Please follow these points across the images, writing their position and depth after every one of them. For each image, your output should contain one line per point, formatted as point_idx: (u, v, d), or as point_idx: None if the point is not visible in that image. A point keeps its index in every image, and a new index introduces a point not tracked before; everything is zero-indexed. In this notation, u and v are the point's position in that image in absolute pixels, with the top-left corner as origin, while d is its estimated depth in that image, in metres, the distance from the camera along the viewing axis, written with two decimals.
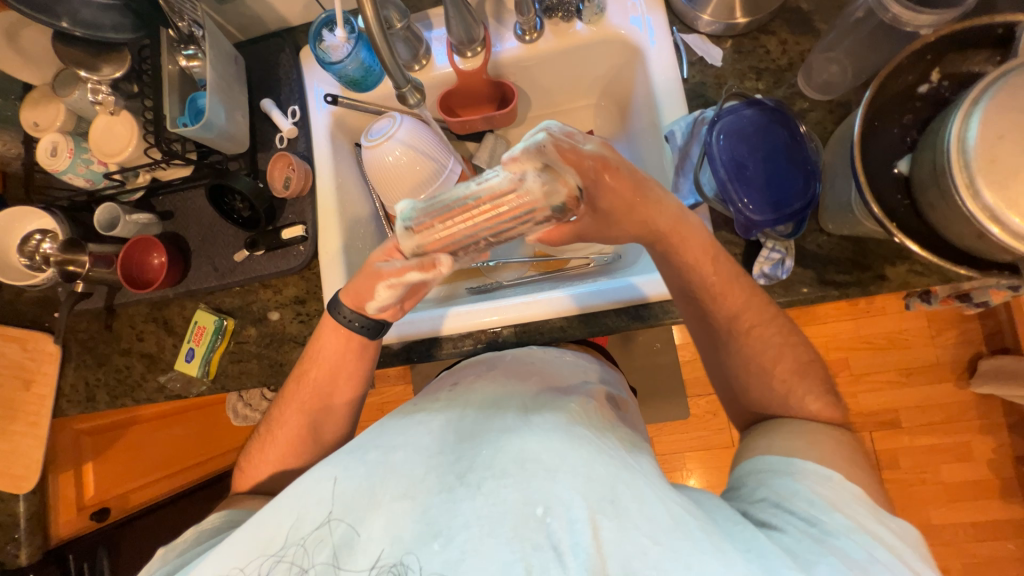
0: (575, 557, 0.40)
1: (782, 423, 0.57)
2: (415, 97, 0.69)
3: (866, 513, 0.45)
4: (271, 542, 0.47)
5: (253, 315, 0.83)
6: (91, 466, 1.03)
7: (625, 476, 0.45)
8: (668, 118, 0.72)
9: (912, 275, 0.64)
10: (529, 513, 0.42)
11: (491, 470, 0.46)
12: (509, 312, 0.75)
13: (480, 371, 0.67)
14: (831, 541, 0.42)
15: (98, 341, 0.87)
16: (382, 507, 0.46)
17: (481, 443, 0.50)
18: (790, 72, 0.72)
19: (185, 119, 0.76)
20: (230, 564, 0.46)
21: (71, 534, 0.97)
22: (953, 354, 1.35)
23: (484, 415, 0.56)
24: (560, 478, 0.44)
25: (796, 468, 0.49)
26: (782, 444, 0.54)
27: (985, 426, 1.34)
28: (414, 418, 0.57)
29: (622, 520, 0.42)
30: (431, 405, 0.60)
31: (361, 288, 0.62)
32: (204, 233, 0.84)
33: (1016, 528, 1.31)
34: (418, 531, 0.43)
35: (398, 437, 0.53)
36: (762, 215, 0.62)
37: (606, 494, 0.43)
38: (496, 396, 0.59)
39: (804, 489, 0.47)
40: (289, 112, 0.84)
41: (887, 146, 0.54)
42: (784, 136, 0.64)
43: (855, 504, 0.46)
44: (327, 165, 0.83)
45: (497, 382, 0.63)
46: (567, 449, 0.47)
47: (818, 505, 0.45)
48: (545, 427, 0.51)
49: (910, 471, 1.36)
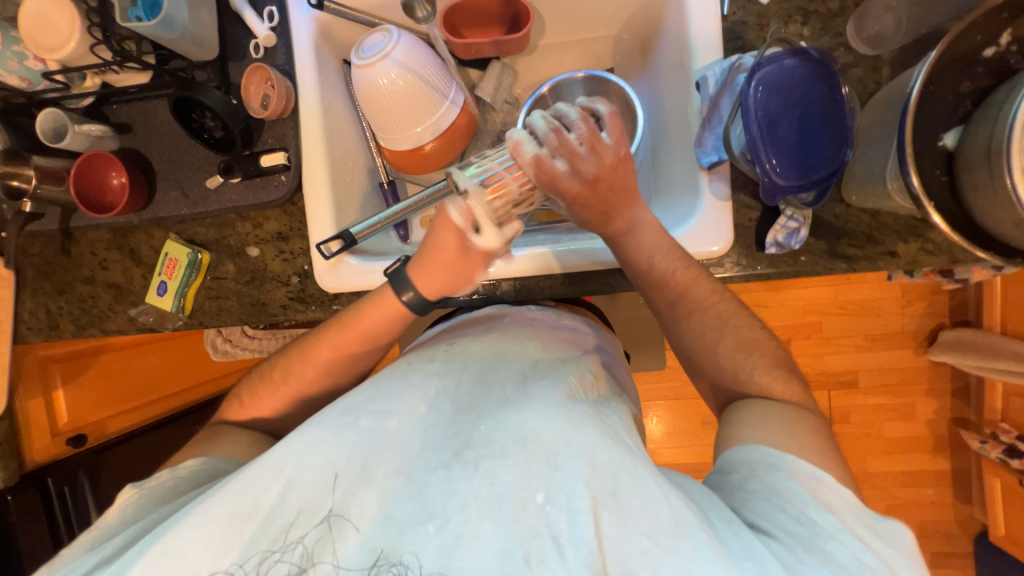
0: (575, 552, 0.42)
1: (766, 412, 0.58)
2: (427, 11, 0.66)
3: (854, 517, 0.47)
4: (259, 506, 0.46)
5: (230, 250, 0.76)
6: (63, 393, 1.00)
7: (628, 464, 0.46)
8: (699, 62, 0.66)
9: (921, 254, 0.64)
10: (529, 498, 0.44)
11: (489, 449, 0.46)
12: (506, 265, 0.70)
13: (478, 333, 0.65)
14: (821, 546, 0.44)
15: (57, 267, 0.80)
16: (375, 482, 0.46)
17: (482, 416, 0.50)
18: (840, 17, 0.64)
19: (139, 12, 0.65)
20: (216, 529, 0.46)
21: (47, 460, 0.96)
22: (919, 323, 1.41)
23: (481, 381, 0.55)
24: (562, 464, 0.45)
25: (788, 465, 0.50)
26: (776, 432, 0.54)
27: (932, 390, 1.44)
28: (409, 378, 0.55)
29: (622, 516, 0.43)
30: (426, 364, 0.57)
31: (432, 261, 0.60)
32: (170, 153, 0.74)
33: (938, 478, 1.47)
34: (413, 512, 0.44)
35: (393, 401, 0.51)
36: (787, 180, 0.58)
37: (608, 485, 0.44)
38: (493, 363, 0.58)
39: (796, 489, 0.48)
40: (266, 14, 0.72)
41: (936, 116, 0.50)
42: (824, 93, 0.58)
43: (849, 509, 0.47)
44: (312, 83, 0.72)
45: (496, 343, 0.61)
46: (571, 431, 0.47)
47: (809, 506, 0.47)
48: (543, 401, 0.51)
49: (858, 426, 1.48)
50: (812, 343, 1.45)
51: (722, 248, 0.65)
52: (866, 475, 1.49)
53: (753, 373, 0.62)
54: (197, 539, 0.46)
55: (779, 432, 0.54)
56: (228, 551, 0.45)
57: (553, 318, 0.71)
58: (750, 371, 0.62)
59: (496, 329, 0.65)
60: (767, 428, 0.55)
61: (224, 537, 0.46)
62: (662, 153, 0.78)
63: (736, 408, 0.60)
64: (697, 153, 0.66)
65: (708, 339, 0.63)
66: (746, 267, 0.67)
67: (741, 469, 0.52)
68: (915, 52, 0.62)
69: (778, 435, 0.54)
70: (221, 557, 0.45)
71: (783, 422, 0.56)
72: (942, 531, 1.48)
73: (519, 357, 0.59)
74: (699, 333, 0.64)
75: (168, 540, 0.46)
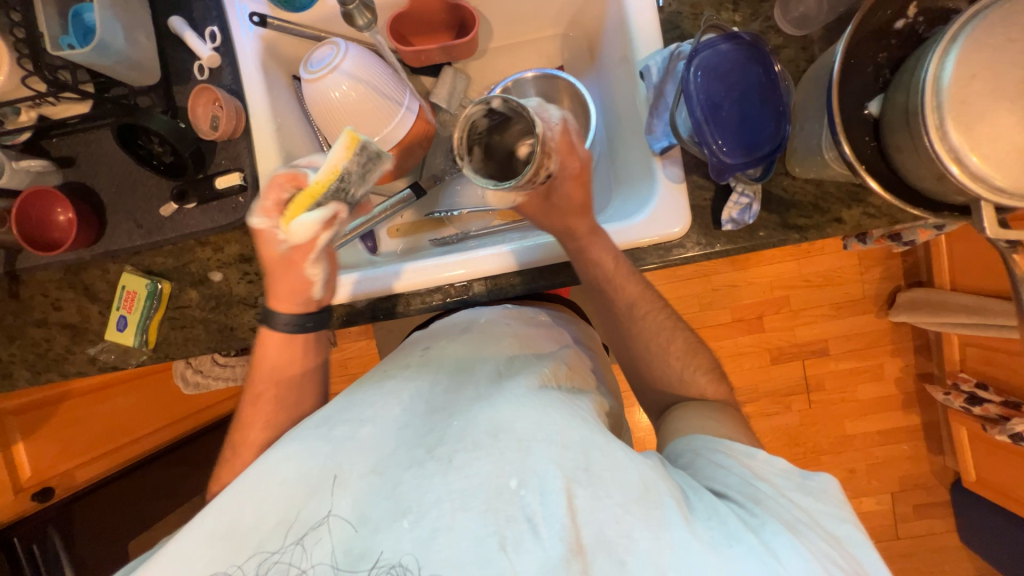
0: (549, 528, 0.43)
1: (700, 409, 0.62)
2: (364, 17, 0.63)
3: (786, 482, 0.50)
4: (237, 525, 0.46)
5: (191, 277, 0.74)
6: (23, 446, 0.95)
7: (599, 440, 0.47)
8: (640, 53, 0.68)
9: (865, 218, 0.67)
10: (503, 485, 0.44)
11: (463, 443, 0.47)
12: (476, 265, 0.70)
13: (450, 334, 0.65)
14: (767, 504, 0.47)
15: (4, 313, 0.76)
16: (348, 485, 0.46)
17: (453, 413, 0.51)
18: (767, 3, 0.68)
19: (70, 40, 0.64)
20: (200, 551, 0.45)
21: (10, 518, 0.91)
22: (877, 288, 1.49)
23: (456, 380, 0.56)
24: (532, 448, 0.46)
25: (725, 446, 0.54)
26: (715, 422, 0.59)
27: (896, 350, 1.52)
28: (383, 385, 0.55)
29: (595, 488, 0.44)
30: (402, 371, 0.58)
31: (285, 283, 0.58)
32: (119, 184, 0.72)
33: (910, 432, 1.54)
34: (384, 510, 0.44)
35: (368, 408, 0.52)
36: (733, 158, 0.61)
37: (581, 461, 0.45)
38: (464, 359, 0.59)
39: (736, 462, 0.52)
40: (207, 34, 0.71)
41: (859, 86, 0.53)
42: (759, 74, 0.62)
43: (782, 476, 0.50)
44: (262, 100, 0.71)
45: (466, 342, 0.62)
46: (541, 416, 0.48)
47: (747, 475, 0.50)
48: (518, 393, 0.51)
49: (833, 392, 1.54)
50: (781, 316, 1.51)
51: (682, 229, 0.68)
52: (845, 438, 1.55)
53: (695, 373, 0.66)
54: (176, 562, 0.45)
55: (718, 424, 0.58)
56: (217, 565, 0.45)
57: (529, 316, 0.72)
58: (692, 372, 0.66)
59: (471, 331, 0.65)
60: (702, 421, 0.60)
61: (203, 554, 0.45)
62: (617, 144, 0.81)
63: (671, 413, 0.65)
64: (649, 141, 0.69)
65: (663, 337, 0.67)
66: (706, 245, 0.69)
67: (683, 458, 0.55)
68: (838, 30, 0.66)
69: (714, 424, 0.59)
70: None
71: (715, 415, 0.61)
72: (920, 483, 1.55)
73: (489, 350, 0.61)
74: (655, 332, 0.67)
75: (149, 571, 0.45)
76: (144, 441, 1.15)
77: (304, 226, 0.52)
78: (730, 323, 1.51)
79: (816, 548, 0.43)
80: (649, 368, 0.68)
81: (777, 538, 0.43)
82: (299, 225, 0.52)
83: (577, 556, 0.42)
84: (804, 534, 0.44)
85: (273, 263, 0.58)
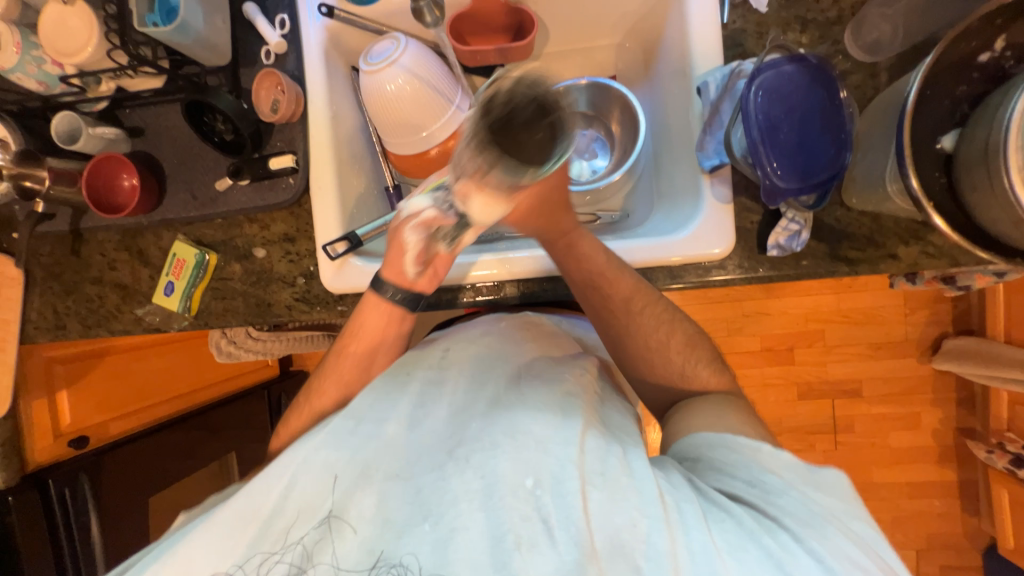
0: (564, 531, 0.45)
1: (700, 405, 0.61)
2: (433, 15, 0.71)
3: (793, 474, 0.49)
4: (259, 513, 0.49)
5: (237, 251, 0.77)
6: (65, 395, 1.00)
7: (615, 449, 0.50)
8: (699, 69, 0.67)
9: (923, 257, 0.64)
10: (519, 484, 0.47)
11: (479, 443, 0.50)
12: (505, 266, 0.70)
13: (472, 335, 0.66)
14: (778, 502, 0.46)
15: (65, 268, 0.81)
16: (372, 484, 0.49)
17: (474, 417, 0.53)
18: (838, 26, 0.66)
19: (155, 18, 0.66)
20: (218, 534, 0.48)
21: (50, 460, 0.96)
22: (921, 332, 1.41)
23: (476, 382, 0.58)
24: (551, 450, 0.48)
25: (729, 441, 0.52)
26: (719, 417, 0.57)
27: (937, 400, 1.43)
28: (403, 381, 0.57)
29: (610, 493, 0.46)
30: (422, 370, 0.59)
31: (394, 254, 0.63)
32: (181, 155, 0.76)
33: (944, 489, 1.45)
34: (409, 513, 0.47)
35: (389, 407, 0.54)
36: (787, 182, 0.59)
37: (597, 467, 0.48)
38: (487, 364, 0.61)
39: (742, 457, 0.51)
40: (277, 21, 0.74)
41: (934, 118, 0.51)
42: (823, 98, 0.59)
43: (789, 469, 0.49)
44: (320, 88, 0.74)
45: (486, 343, 0.64)
46: (560, 423, 0.51)
47: (754, 472, 0.49)
48: (536, 400, 0.54)
49: (863, 435, 1.46)
50: (814, 350, 1.45)
51: (723, 250, 0.66)
52: (871, 486, 1.47)
53: (697, 368, 0.65)
54: (199, 548, 0.48)
55: (721, 419, 0.57)
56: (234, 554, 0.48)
57: (564, 325, 0.74)
58: (694, 367, 0.65)
59: (492, 333, 0.66)
60: (705, 416, 0.58)
61: (226, 539, 0.48)
62: (664, 158, 0.79)
63: (675, 409, 0.63)
64: (699, 157, 0.68)
65: (662, 331, 0.65)
66: (748, 269, 0.67)
67: (688, 460, 0.54)
68: (913, 58, 0.63)
69: (716, 417, 0.57)
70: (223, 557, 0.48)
71: (716, 408, 0.59)
72: (950, 544, 1.45)
73: (515, 357, 0.62)
74: (653, 328, 0.65)
75: (179, 550, 0.48)
76: (173, 402, 1.20)
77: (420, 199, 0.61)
78: (758, 351, 1.46)
79: (830, 543, 0.43)
80: (652, 363, 0.66)
81: (788, 538, 0.43)
82: (420, 200, 0.61)
83: (592, 559, 0.44)
84: (815, 527, 0.44)
85: (393, 238, 0.63)
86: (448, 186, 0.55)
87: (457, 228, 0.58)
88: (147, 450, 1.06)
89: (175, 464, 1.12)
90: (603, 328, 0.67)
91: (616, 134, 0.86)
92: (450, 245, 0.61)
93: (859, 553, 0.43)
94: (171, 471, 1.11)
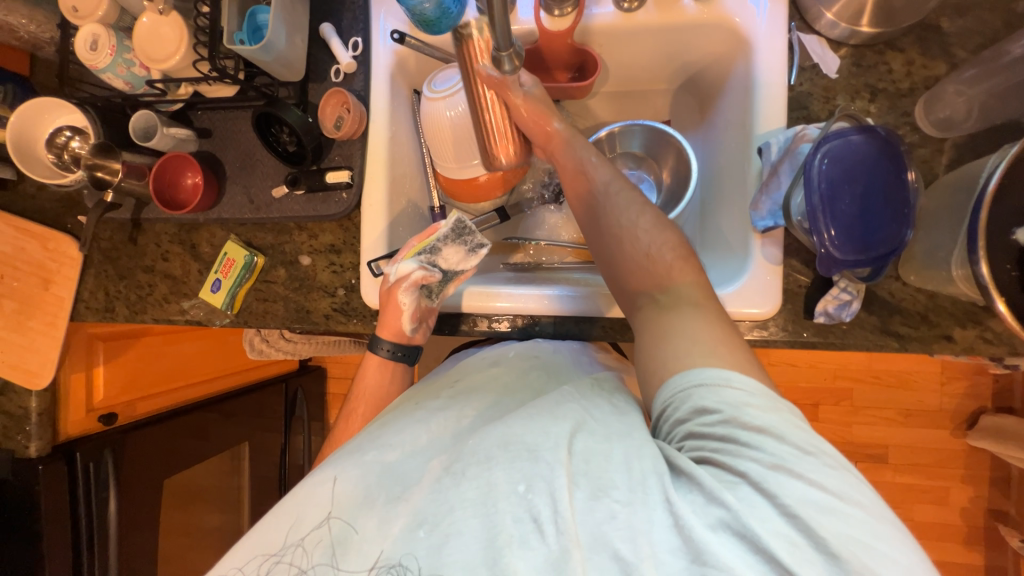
0: (554, 530, 0.43)
1: (671, 322, 0.54)
2: (512, 65, 0.57)
3: (762, 407, 0.44)
4: (272, 534, 0.49)
5: (283, 257, 0.79)
6: (102, 370, 1.03)
7: (601, 448, 0.48)
8: (761, 127, 0.67)
9: (979, 342, 0.62)
10: (510, 489, 0.45)
11: (476, 456, 0.48)
12: (534, 304, 0.71)
13: (483, 368, 0.69)
14: (749, 451, 0.42)
15: (121, 253, 0.85)
16: (375, 508, 0.48)
17: (473, 435, 0.53)
18: (908, 98, 0.65)
19: (243, 36, 0.70)
20: (236, 555, 0.50)
21: (80, 433, 0.99)
22: (957, 404, 1.35)
23: (484, 415, 0.58)
24: (540, 455, 0.47)
25: (697, 381, 0.47)
26: (693, 344, 0.51)
27: (969, 477, 1.36)
28: (413, 416, 0.58)
29: (594, 489, 0.44)
30: (432, 401, 0.62)
31: (390, 315, 0.71)
32: (243, 160, 0.79)
33: (969, 573, 1.37)
34: (408, 523, 0.46)
35: (398, 435, 0.55)
36: (844, 252, 0.57)
37: (582, 466, 0.46)
38: (496, 396, 0.62)
39: (715, 399, 0.45)
40: (350, 43, 0.78)
41: (1011, 208, 0.49)
42: (887, 169, 0.58)
43: (757, 401, 0.45)
44: (383, 109, 0.76)
45: (496, 381, 0.65)
46: (548, 426, 0.50)
47: (727, 412, 0.44)
48: (533, 413, 0.53)
49: (885, 505, 1.40)
50: (841, 410, 1.40)
51: (766, 311, 0.65)
52: None
53: (663, 250, 0.61)
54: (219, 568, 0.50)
55: (692, 346, 0.50)
56: (240, 557, 0.49)
57: (585, 361, 0.70)
58: (659, 248, 0.62)
59: (500, 364, 0.69)
60: (676, 343, 0.52)
61: (242, 557, 0.49)
62: (712, 209, 0.79)
63: (647, 323, 0.57)
64: (752, 216, 0.67)
65: (633, 214, 0.65)
66: (792, 333, 0.66)
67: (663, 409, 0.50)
68: (984, 139, 0.62)
69: (690, 346, 0.50)
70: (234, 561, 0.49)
71: (691, 329, 0.52)
72: None
73: (519, 390, 0.63)
74: (624, 210, 0.66)
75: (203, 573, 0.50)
76: (197, 388, 1.22)
77: (408, 265, 0.68)
78: None
79: (804, 496, 0.39)
80: (618, 242, 0.65)
81: (754, 495, 0.40)
82: (407, 264, 0.68)
83: (576, 547, 0.42)
84: (788, 478, 0.40)
85: (387, 300, 0.71)
86: (436, 250, 0.69)
87: (441, 282, 0.71)
88: (168, 432, 1.09)
89: (193, 449, 1.15)
90: (589, 218, 0.69)
91: (665, 180, 0.86)
92: (436, 298, 0.72)
93: (838, 498, 0.39)
94: (188, 455, 1.13)
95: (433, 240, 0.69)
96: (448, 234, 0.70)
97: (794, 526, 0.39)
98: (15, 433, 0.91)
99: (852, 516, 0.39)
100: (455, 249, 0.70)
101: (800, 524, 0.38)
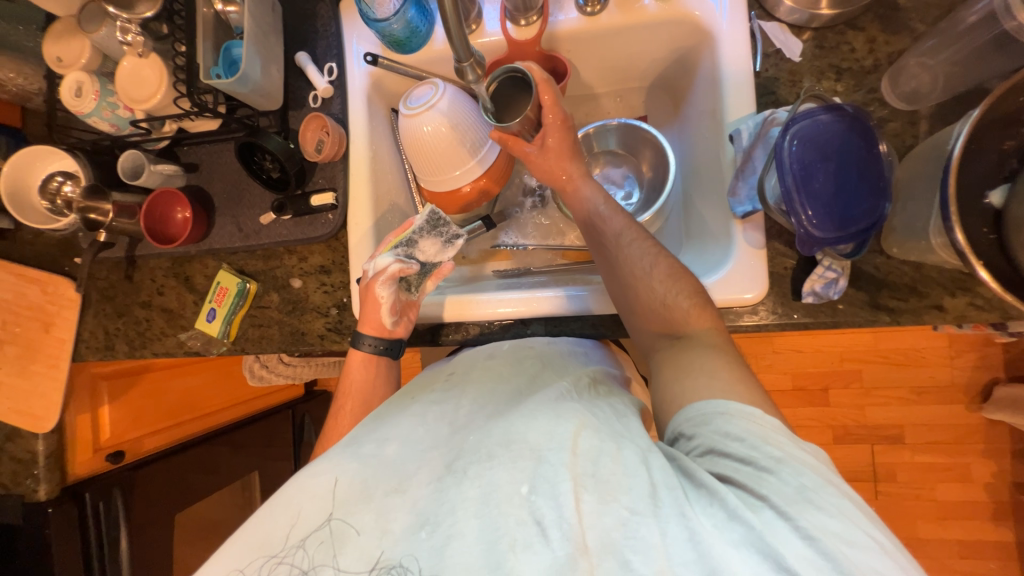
0: (557, 531, 0.42)
1: (687, 359, 0.55)
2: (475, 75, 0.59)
3: (785, 439, 0.45)
4: (271, 537, 0.49)
5: (276, 281, 0.80)
6: (107, 409, 1.04)
7: (609, 447, 0.46)
8: (731, 115, 0.68)
9: (971, 309, 0.61)
10: (514, 490, 0.45)
11: (477, 454, 0.48)
12: (518, 301, 0.72)
13: (478, 358, 0.68)
14: (768, 478, 0.42)
15: (118, 291, 0.86)
16: (371, 500, 0.48)
17: (472, 429, 0.53)
18: (873, 74, 0.66)
19: (219, 70, 0.72)
20: (236, 554, 0.49)
21: (87, 474, 0.99)
22: (969, 378, 1.33)
23: (478, 403, 0.58)
24: (545, 456, 0.46)
25: (721, 409, 0.48)
26: (709, 375, 0.52)
27: (989, 451, 1.33)
28: (410, 409, 0.59)
29: (603, 493, 0.43)
30: (426, 395, 0.62)
31: (371, 309, 0.70)
32: (230, 190, 0.81)
33: (1000, 550, 1.34)
34: (407, 523, 0.46)
35: (394, 430, 0.55)
36: (823, 231, 0.58)
37: (589, 468, 0.45)
38: (490, 383, 0.62)
39: (737, 428, 0.46)
40: (326, 69, 0.80)
41: (981, 173, 0.50)
42: (859, 147, 0.59)
43: (776, 434, 0.45)
44: (362, 130, 0.78)
45: (493, 370, 0.64)
46: (553, 425, 0.49)
47: (749, 441, 0.45)
48: (531, 409, 0.53)
49: (906, 486, 1.37)
50: (851, 393, 1.38)
51: (755, 296, 0.65)
52: (917, 542, 1.36)
53: (679, 297, 0.60)
54: (216, 567, 0.49)
55: (713, 379, 0.51)
56: (239, 559, 0.48)
57: (580, 351, 0.70)
58: (676, 297, 0.60)
59: (495, 356, 0.67)
60: (690, 378, 0.53)
61: (242, 558, 0.48)
62: (693, 199, 0.80)
63: (662, 361, 0.58)
64: (730, 203, 0.67)
65: (646, 262, 0.62)
66: (782, 315, 0.66)
67: (679, 431, 0.50)
68: (952, 107, 0.62)
69: (707, 379, 0.52)
70: (234, 563, 0.48)
71: (707, 367, 0.53)
72: None
73: (513, 376, 0.63)
74: (638, 259, 0.63)
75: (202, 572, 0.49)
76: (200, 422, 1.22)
77: (383, 258, 0.69)
78: (789, 390, 1.41)
79: (824, 523, 0.39)
80: (633, 292, 0.63)
81: (775, 518, 0.40)
82: (383, 258, 0.69)
83: (583, 555, 0.41)
84: (810, 507, 0.40)
85: (366, 293, 0.71)
86: (412, 242, 0.71)
87: (419, 274, 0.72)
88: (176, 466, 1.09)
89: (202, 482, 1.14)
90: (604, 266, 0.67)
91: (646, 174, 0.87)
92: (416, 290, 0.73)
93: (856, 526, 0.39)
94: (197, 489, 1.13)
95: (408, 233, 0.71)
96: (425, 224, 0.71)
97: (816, 552, 0.38)
98: (24, 476, 0.92)
99: (872, 547, 0.38)
100: (431, 240, 0.72)
101: (820, 548, 0.38)
